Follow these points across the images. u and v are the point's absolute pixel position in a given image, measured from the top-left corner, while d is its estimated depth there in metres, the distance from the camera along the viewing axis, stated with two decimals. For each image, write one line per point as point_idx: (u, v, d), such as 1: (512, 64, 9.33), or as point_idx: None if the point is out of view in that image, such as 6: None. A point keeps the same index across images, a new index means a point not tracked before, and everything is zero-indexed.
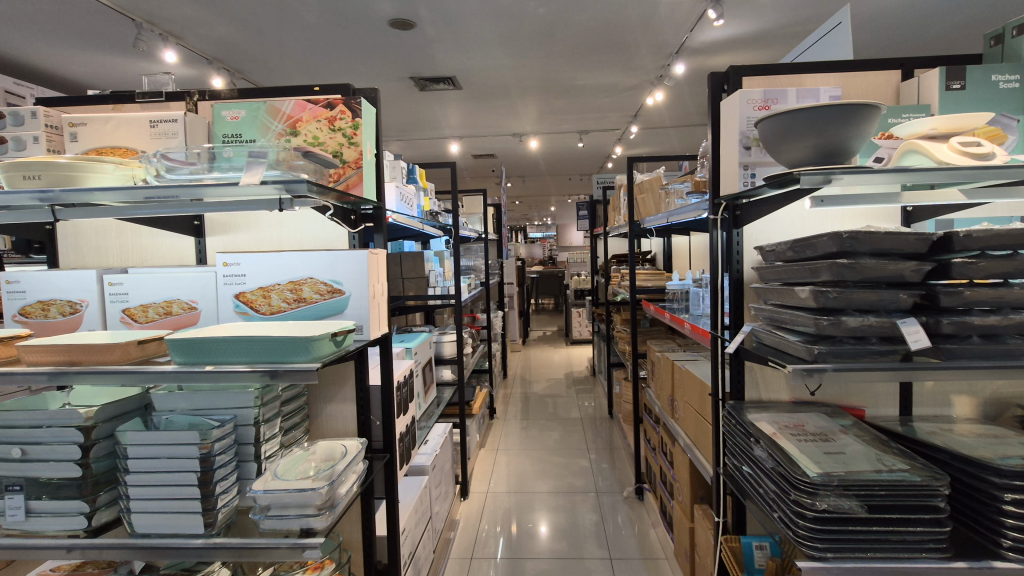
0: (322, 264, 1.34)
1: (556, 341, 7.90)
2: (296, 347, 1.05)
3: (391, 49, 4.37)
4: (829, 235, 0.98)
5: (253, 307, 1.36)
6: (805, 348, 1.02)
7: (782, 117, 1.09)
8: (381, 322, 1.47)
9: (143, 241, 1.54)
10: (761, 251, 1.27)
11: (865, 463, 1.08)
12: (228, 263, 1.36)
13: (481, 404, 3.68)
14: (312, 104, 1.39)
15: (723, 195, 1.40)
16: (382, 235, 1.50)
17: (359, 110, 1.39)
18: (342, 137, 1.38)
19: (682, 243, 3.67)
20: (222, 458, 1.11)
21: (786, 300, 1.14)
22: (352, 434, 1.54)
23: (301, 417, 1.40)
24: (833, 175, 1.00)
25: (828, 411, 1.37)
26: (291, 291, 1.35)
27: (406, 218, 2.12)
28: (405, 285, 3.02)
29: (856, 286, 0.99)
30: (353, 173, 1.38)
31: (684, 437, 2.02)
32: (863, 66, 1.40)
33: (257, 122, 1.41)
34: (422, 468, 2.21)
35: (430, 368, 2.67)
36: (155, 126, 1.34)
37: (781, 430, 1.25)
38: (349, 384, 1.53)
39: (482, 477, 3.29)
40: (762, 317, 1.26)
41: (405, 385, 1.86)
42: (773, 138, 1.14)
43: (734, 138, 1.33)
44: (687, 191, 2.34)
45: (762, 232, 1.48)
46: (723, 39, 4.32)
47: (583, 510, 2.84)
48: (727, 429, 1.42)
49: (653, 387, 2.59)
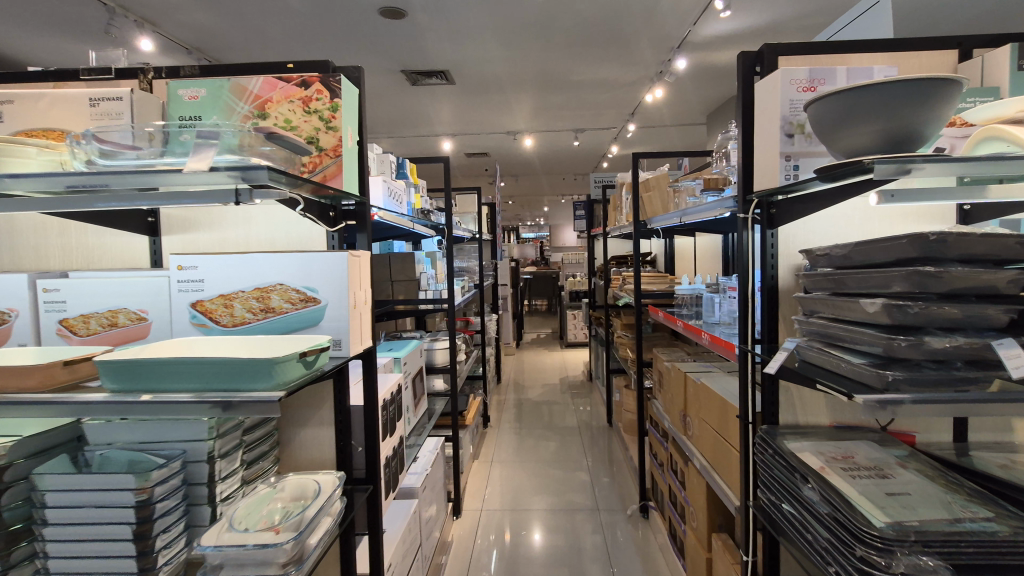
0: (296, 268, 1.15)
1: (550, 344, 7.72)
2: (254, 372, 0.85)
3: (381, 39, 4.17)
4: (911, 238, 0.80)
5: (213, 319, 1.16)
6: (875, 375, 0.84)
7: (839, 97, 0.93)
8: (365, 336, 1.27)
9: (89, 241, 1.33)
10: (806, 254, 1.09)
11: (940, 510, 0.90)
12: (183, 266, 1.16)
13: (475, 413, 3.49)
14: (284, 82, 1.20)
15: (757, 191, 1.23)
16: (365, 234, 1.31)
17: (339, 89, 1.19)
18: (318, 121, 1.19)
19: (686, 244, 3.51)
20: (166, 504, 0.91)
21: (843, 315, 0.97)
22: (330, 462, 1.34)
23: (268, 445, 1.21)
24: (913, 164, 0.82)
25: (877, 439, 1.19)
26: (257, 299, 1.16)
27: (395, 216, 1.93)
28: (394, 288, 2.83)
29: (941, 300, 0.81)
30: (332, 163, 1.19)
31: (699, 458, 1.84)
32: (916, 45, 1.22)
33: (219, 103, 1.21)
34: (412, 491, 2.01)
35: (421, 378, 2.48)
36: (95, 105, 1.14)
37: (829, 463, 1.07)
38: (327, 406, 1.34)
39: (476, 494, 3.09)
40: (809, 332, 1.08)
41: (393, 403, 1.66)
42: (830, 122, 0.97)
43: (773, 126, 1.14)
44: (700, 189, 2.16)
45: (798, 233, 1.30)
46: (728, 32, 4.16)
47: (584, 530, 2.65)
48: (761, 459, 1.24)
49: (661, 399, 2.41)
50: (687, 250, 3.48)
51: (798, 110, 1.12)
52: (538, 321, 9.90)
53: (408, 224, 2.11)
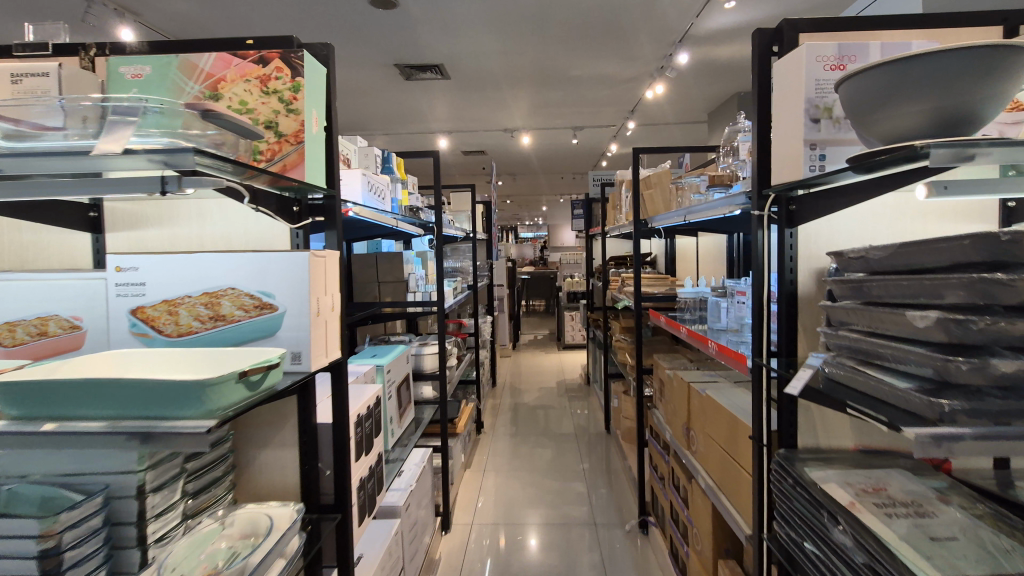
0: (251, 270, 1.01)
1: (547, 346, 7.57)
2: (180, 397, 0.71)
3: (373, 30, 4.02)
4: (975, 238, 0.66)
5: (156, 328, 1.01)
6: (926, 404, 0.70)
7: (881, 70, 0.79)
8: (332, 348, 1.13)
9: (25, 238, 1.18)
10: (835, 257, 0.95)
11: (1000, 561, 0.76)
12: (122, 268, 1.02)
13: (468, 420, 3.34)
14: (239, 58, 1.05)
15: (774, 185, 1.10)
16: (333, 231, 1.17)
17: (301, 67, 1.04)
18: (277, 103, 1.05)
19: (688, 244, 3.37)
20: (77, 552, 0.76)
21: (882, 329, 0.83)
22: (294, 488, 1.20)
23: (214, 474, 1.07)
24: (976, 149, 0.68)
25: (910, 466, 1.05)
26: (205, 306, 1.01)
27: (377, 213, 1.79)
28: (382, 290, 2.68)
29: (1010, 314, 0.67)
30: (292, 150, 1.04)
31: (704, 477, 1.70)
32: (955, 21, 1.09)
33: (166, 81, 1.06)
34: (394, 510, 1.86)
35: (408, 386, 2.33)
36: (17, 81, 0.98)
37: (860, 498, 0.93)
38: (290, 425, 1.20)
39: (467, 507, 2.94)
40: (837, 347, 0.94)
41: (370, 418, 1.51)
42: (868, 103, 0.83)
43: (795, 109, 1.00)
44: (704, 185, 2.03)
45: (820, 233, 1.16)
46: (731, 25, 4.02)
47: (580, 546, 2.51)
48: (779, 490, 1.10)
49: (663, 409, 2.27)
50: (689, 250, 3.34)
51: (825, 92, 0.97)
52: (535, 322, 9.75)
53: (393, 222, 1.97)
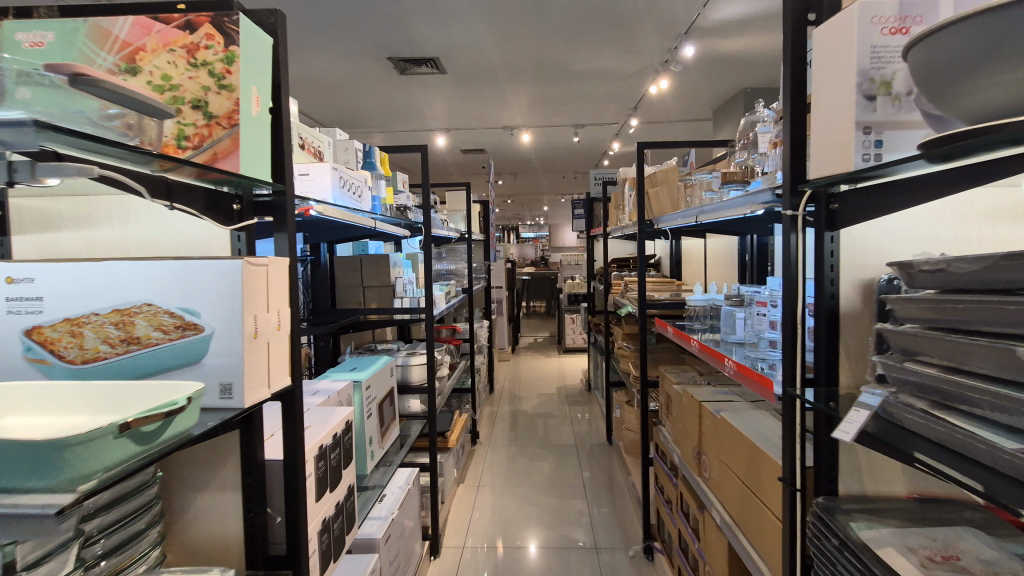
0: (173, 282, 0.82)
1: (547, 350, 7.36)
2: (31, 463, 0.52)
3: (364, 19, 3.84)
4: None
5: (55, 353, 0.80)
6: None
7: (967, 23, 0.60)
8: (278, 375, 0.94)
9: None
10: (897, 268, 0.76)
11: None
12: (13, 279, 0.81)
13: (461, 433, 3.16)
14: (160, 23, 0.86)
15: (809, 182, 0.92)
16: (284, 234, 0.99)
17: (236, 34, 0.86)
18: (207, 77, 0.86)
19: (695, 246, 3.18)
20: None
21: (971, 365, 0.64)
22: (235, 539, 1.01)
23: (127, 532, 0.87)
24: None
25: (979, 522, 0.86)
26: (116, 326, 0.81)
27: (353, 213, 1.60)
28: (367, 295, 2.49)
29: None
30: (225, 135, 0.86)
31: (719, 511, 1.52)
32: None
33: (72, 50, 0.87)
34: (371, 543, 1.65)
35: (393, 401, 2.15)
36: None
37: (928, 571, 0.74)
38: (231, 464, 1.01)
39: (459, 527, 2.75)
40: (901, 385, 0.75)
41: (338, 447, 1.31)
42: (953, 70, 0.63)
43: (842, 85, 0.80)
44: (717, 182, 1.84)
45: (868, 237, 0.96)
46: (739, 16, 3.84)
47: (579, 572, 2.32)
48: (818, 549, 0.91)
49: (670, 427, 2.08)
50: (696, 253, 3.15)
51: (883, 63, 0.77)
52: (535, 324, 9.54)
53: (372, 222, 1.78)
